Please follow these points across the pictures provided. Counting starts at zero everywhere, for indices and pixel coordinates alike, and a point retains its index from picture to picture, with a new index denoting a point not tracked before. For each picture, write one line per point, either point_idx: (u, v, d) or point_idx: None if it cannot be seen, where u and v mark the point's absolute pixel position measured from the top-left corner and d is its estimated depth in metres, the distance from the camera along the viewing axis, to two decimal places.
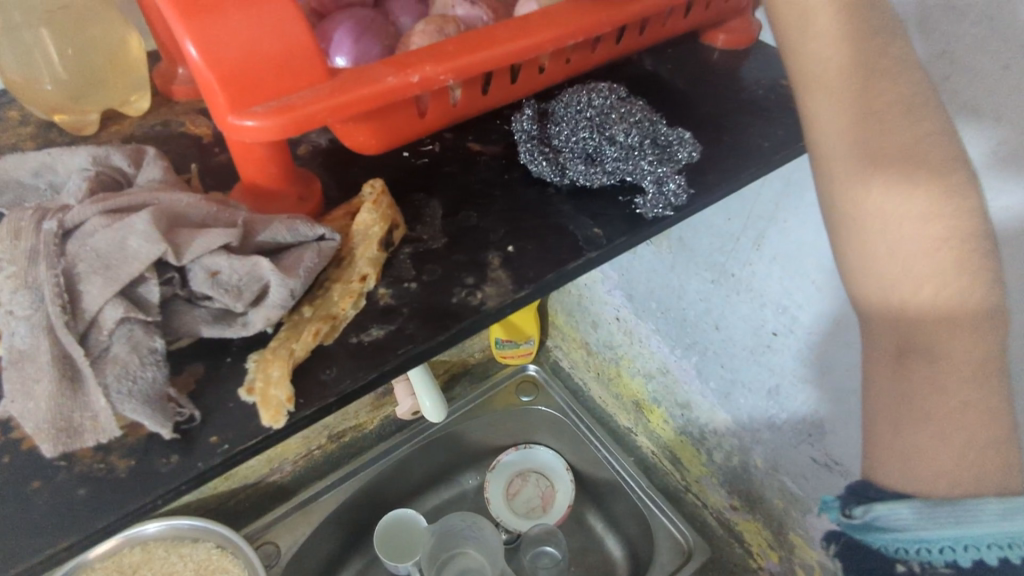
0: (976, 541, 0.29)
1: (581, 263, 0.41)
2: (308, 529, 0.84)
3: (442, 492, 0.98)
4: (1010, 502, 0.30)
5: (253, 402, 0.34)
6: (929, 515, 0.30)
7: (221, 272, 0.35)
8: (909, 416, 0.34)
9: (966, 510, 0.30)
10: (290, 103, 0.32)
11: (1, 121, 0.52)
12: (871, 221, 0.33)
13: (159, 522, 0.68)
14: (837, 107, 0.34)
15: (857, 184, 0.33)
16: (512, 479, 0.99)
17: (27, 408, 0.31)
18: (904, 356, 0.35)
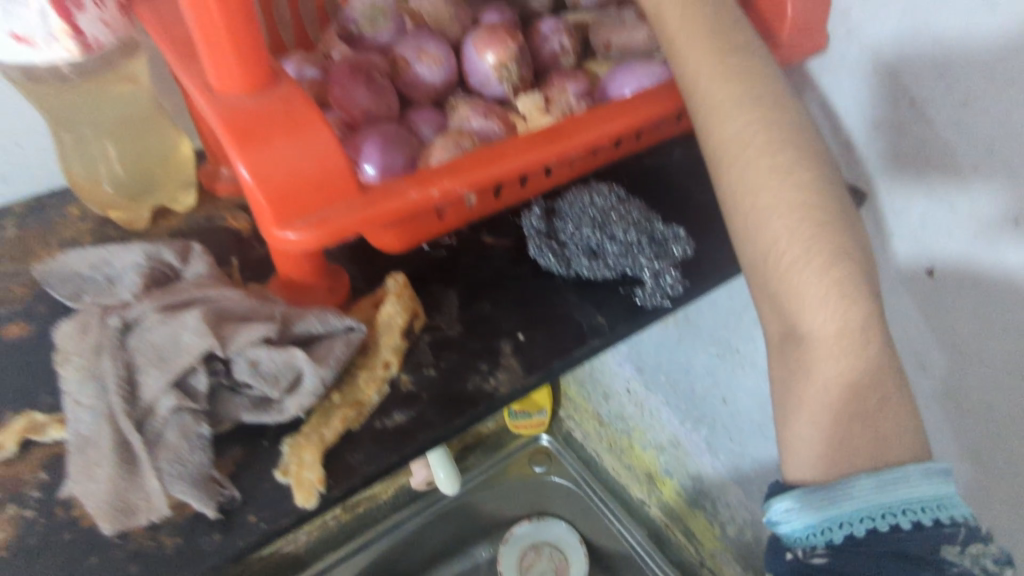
0: (853, 516, 0.36)
1: (585, 350, 0.45)
2: None
3: (455, 565, 0.99)
4: (880, 476, 0.36)
5: (287, 483, 0.37)
6: (810, 504, 0.37)
7: (261, 362, 0.39)
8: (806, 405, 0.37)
9: (843, 490, 0.36)
10: (326, 217, 0.36)
11: (62, 217, 0.56)
12: None
13: None
14: (712, 116, 0.40)
15: None
16: (525, 552, 0.99)
17: (89, 490, 0.34)
18: (785, 342, 0.38)
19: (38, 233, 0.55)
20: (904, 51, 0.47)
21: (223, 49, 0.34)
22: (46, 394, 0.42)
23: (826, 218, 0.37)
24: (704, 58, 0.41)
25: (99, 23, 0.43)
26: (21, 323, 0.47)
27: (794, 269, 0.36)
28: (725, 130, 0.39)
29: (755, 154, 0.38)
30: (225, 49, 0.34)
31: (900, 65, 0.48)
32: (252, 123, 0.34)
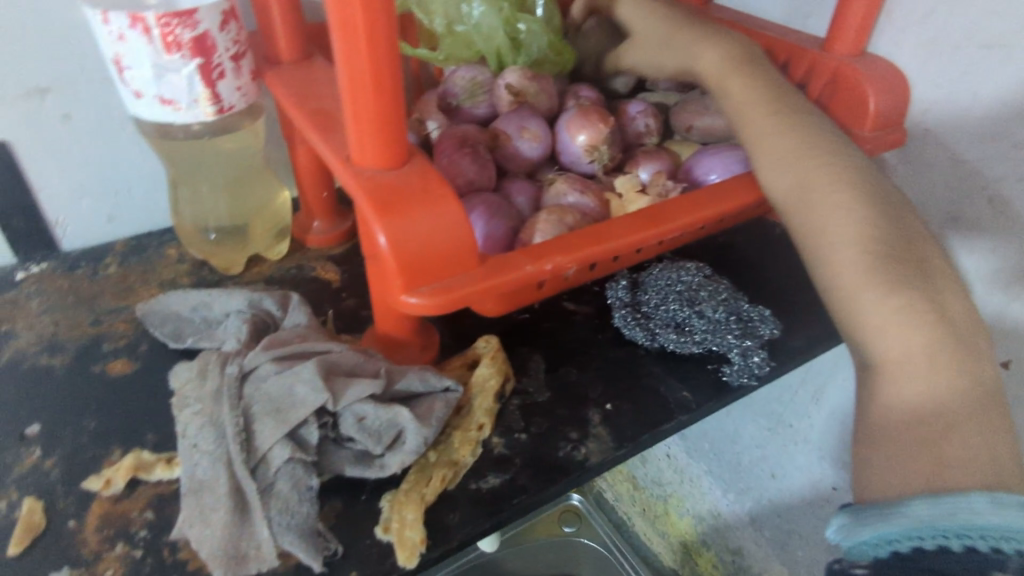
0: (900, 534, 0.31)
1: (673, 425, 0.46)
2: None
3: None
4: (941, 500, 0.32)
5: (388, 540, 0.38)
6: (861, 521, 0.33)
7: (367, 417, 0.40)
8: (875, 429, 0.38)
9: (895, 509, 0.32)
10: (450, 287, 0.38)
11: (162, 258, 0.60)
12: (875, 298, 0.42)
13: None
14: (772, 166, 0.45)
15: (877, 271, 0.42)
16: None
17: (203, 534, 0.35)
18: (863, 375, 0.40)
19: (139, 272, 0.58)
20: (987, 152, 0.49)
21: (371, 129, 0.36)
22: (151, 433, 0.44)
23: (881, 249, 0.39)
24: (763, 116, 0.46)
25: (236, 89, 0.48)
26: (124, 359, 0.50)
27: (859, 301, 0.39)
28: (783, 179, 0.44)
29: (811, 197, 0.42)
30: (373, 129, 0.36)
31: (980, 164, 0.50)
32: (392, 197, 0.37)
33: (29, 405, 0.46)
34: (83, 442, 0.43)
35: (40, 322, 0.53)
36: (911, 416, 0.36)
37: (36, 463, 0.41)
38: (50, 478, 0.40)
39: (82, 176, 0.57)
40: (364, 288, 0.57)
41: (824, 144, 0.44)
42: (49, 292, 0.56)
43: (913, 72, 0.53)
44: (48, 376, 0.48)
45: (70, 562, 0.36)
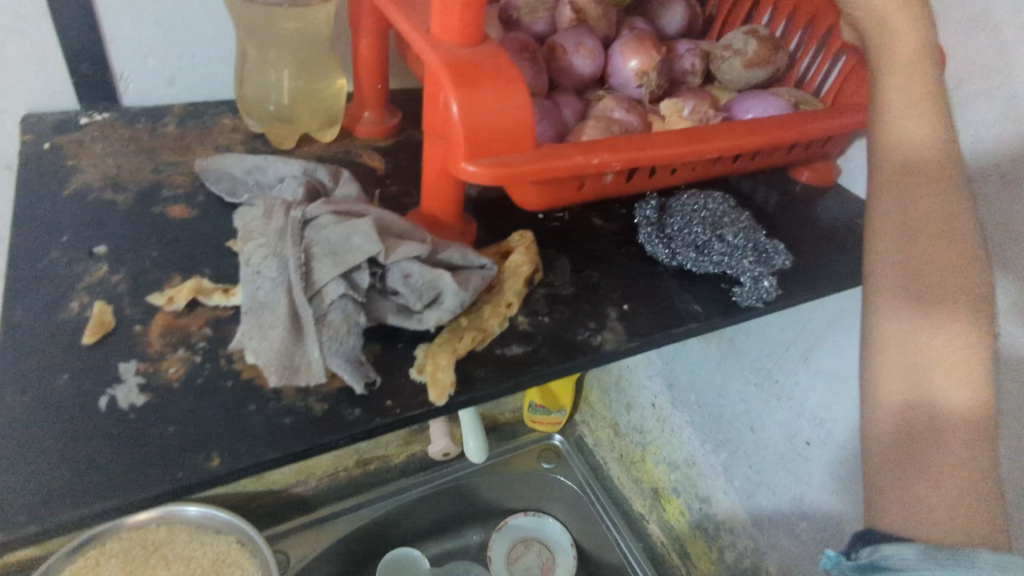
0: None
1: (683, 331, 0.50)
2: (317, 545, 1.07)
3: (444, 543, 1.20)
4: (1005, 554, 0.33)
5: (420, 381, 0.42)
6: (931, 559, 0.34)
7: (412, 275, 0.44)
8: (909, 463, 0.38)
9: (964, 557, 0.33)
10: (508, 162, 0.42)
11: (217, 125, 0.63)
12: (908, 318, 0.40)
13: (199, 510, 0.94)
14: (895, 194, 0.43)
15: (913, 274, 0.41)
16: (514, 544, 1.20)
17: (262, 346, 0.39)
18: (905, 410, 0.39)
19: (196, 133, 0.61)
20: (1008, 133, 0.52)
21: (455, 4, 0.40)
22: (208, 267, 0.47)
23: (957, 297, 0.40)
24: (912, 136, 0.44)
25: None
26: (182, 205, 0.53)
27: (917, 339, 0.40)
28: (906, 214, 0.42)
29: (910, 237, 0.42)
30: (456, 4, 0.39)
31: None
32: (469, 71, 0.40)
33: (94, 228, 0.49)
34: (146, 266, 0.47)
35: (103, 162, 0.56)
36: (953, 452, 0.37)
37: (104, 276, 0.45)
38: (117, 290, 0.44)
39: (153, 34, 0.60)
40: (406, 180, 0.61)
41: (934, 175, 0.43)
42: (112, 139, 0.59)
43: (952, 50, 0.54)
44: (113, 208, 0.51)
45: (138, 357, 0.40)
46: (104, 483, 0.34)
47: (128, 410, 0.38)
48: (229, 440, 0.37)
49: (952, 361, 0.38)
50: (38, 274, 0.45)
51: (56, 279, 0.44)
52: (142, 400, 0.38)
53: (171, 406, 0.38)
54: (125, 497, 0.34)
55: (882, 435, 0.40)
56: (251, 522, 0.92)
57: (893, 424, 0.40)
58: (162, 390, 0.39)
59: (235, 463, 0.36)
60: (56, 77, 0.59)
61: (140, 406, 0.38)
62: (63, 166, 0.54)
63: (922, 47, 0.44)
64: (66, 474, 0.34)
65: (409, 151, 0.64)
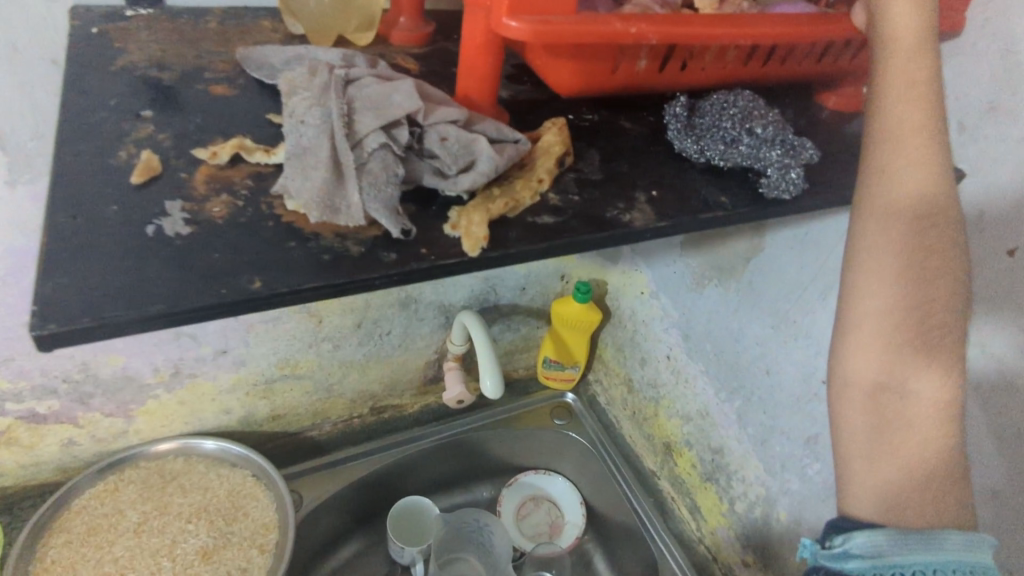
0: (942, 565, 0.36)
1: (710, 217, 0.50)
2: (330, 489, 1.04)
3: (454, 495, 1.19)
4: (967, 535, 0.37)
5: (454, 236, 0.43)
6: (903, 542, 0.37)
7: (448, 139, 0.45)
8: (879, 448, 0.40)
9: (936, 540, 0.36)
10: (549, 20, 0.42)
11: (257, 26, 0.64)
12: (882, 305, 0.40)
13: (216, 443, 0.94)
14: (891, 181, 0.42)
15: (891, 264, 0.40)
16: (525, 501, 1.18)
17: (303, 187, 0.40)
18: (880, 395, 0.40)
19: (237, 31, 0.63)
20: None
21: None
22: (248, 133, 0.49)
23: (937, 288, 0.40)
24: (912, 123, 0.42)
25: None
26: (224, 86, 0.54)
27: (895, 327, 0.40)
28: (899, 200, 0.41)
29: (903, 251, 0.40)
30: None
31: None
32: None
33: (141, 97, 0.50)
34: (189, 130, 0.48)
35: (147, 47, 0.57)
36: (921, 444, 0.39)
37: (150, 134, 0.46)
38: (162, 145, 0.46)
39: None
40: (437, 81, 0.62)
41: (934, 167, 0.41)
42: (155, 29, 0.60)
43: None
44: (157, 83, 0.53)
45: (184, 197, 0.41)
46: (153, 292, 0.35)
47: (174, 237, 0.39)
48: (271, 269, 0.38)
49: (921, 355, 0.39)
50: (88, 129, 0.46)
51: (105, 133, 0.46)
52: (188, 230, 0.39)
53: (215, 237, 0.39)
54: (174, 305, 0.35)
55: (853, 417, 0.41)
56: (263, 457, 0.91)
57: (866, 409, 0.40)
58: (206, 225, 0.40)
59: (277, 287, 0.37)
60: None
61: (185, 235, 0.39)
62: (111, 47, 0.56)
63: (923, 29, 0.43)
64: (117, 284, 0.35)
65: (441, 58, 0.65)
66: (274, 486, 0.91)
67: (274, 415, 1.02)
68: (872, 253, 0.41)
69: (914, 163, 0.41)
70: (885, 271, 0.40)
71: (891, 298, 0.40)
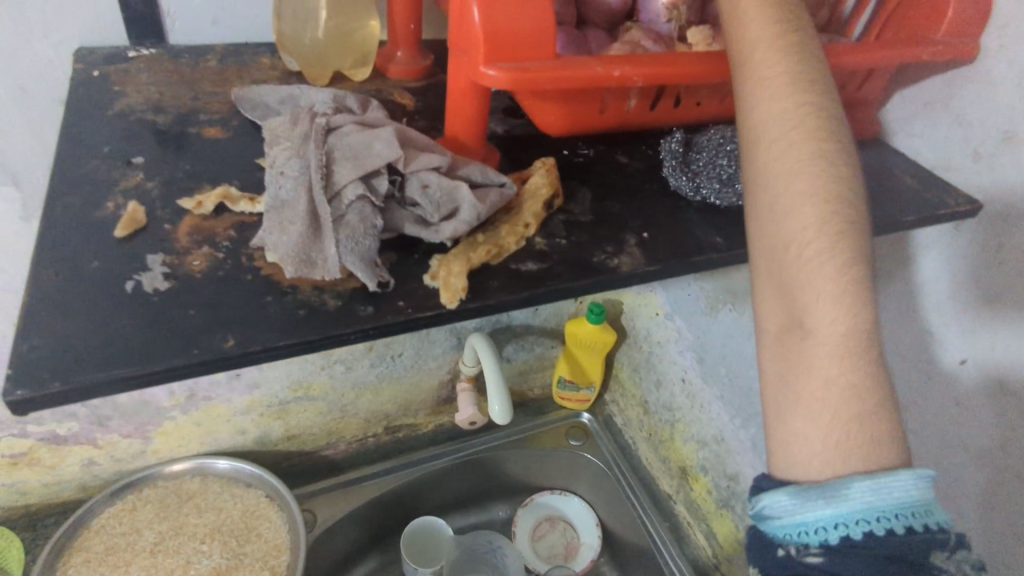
0: (846, 519, 0.31)
1: (704, 259, 0.49)
2: (345, 508, 1.03)
3: (469, 516, 1.17)
4: (878, 477, 0.32)
5: (433, 287, 0.43)
6: (806, 500, 0.32)
7: (430, 186, 0.45)
8: (787, 399, 0.34)
9: (837, 488, 0.32)
10: (529, 68, 0.42)
11: (256, 63, 0.64)
12: (775, 234, 0.35)
13: (226, 463, 0.94)
14: (763, 94, 0.37)
15: (771, 186, 0.36)
16: (541, 521, 1.16)
17: (280, 240, 0.41)
18: (784, 338, 0.35)
19: (235, 69, 0.63)
20: None
21: None
22: (237, 179, 0.49)
23: (829, 201, 0.35)
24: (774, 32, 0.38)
25: None
26: (217, 127, 0.55)
27: (786, 256, 0.35)
28: (774, 113, 0.37)
29: (786, 168, 0.35)
30: None
31: None
32: None
33: (134, 144, 0.51)
34: (178, 176, 0.48)
35: (146, 90, 0.58)
36: (828, 381, 0.33)
37: (140, 182, 0.47)
38: (151, 194, 0.46)
39: None
40: (433, 116, 0.61)
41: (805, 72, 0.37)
42: (156, 70, 0.61)
43: None
44: (151, 128, 0.53)
45: (165, 250, 0.42)
46: (126, 354, 0.35)
47: (152, 293, 0.39)
48: (248, 325, 0.38)
49: (818, 278, 0.34)
50: (81, 179, 0.47)
51: (96, 183, 0.47)
52: (166, 286, 0.40)
53: (193, 293, 0.39)
54: (143, 366, 0.35)
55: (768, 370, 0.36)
56: (275, 476, 0.90)
57: (775, 354, 0.35)
58: (184, 279, 0.40)
59: (251, 346, 0.37)
60: (108, 14, 0.62)
61: (163, 291, 0.39)
62: (110, 91, 0.57)
63: None
64: (89, 344, 0.36)
65: (436, 91, 0.65)
66: (286, 508, 0.90)
67: (289, 434, 1.02)
68: (753, 185, 0.37)
69: (778, 84, 0.37)
70: (770, 195, 0.36)
71: (783, 225, 0.35)
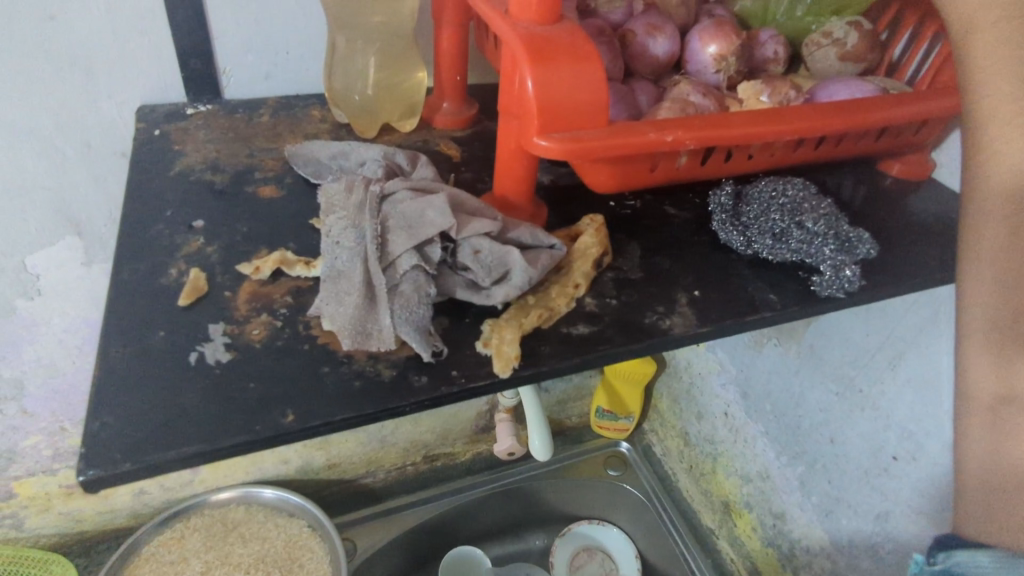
0: None
1: (757, 319, 0.48)
2: (385, 537, 1.03)
3: (506, 545, 1.13)
4: None
5: (486, 353, 0.43)
6: (1009, 566, 0.36)
7: (482, 251, 0.45)
8: (998, 472, 0.38)
9: None
10: (580, 138, 0.42)
11: (306, 116, 0.66)
12: (996, 306, 0.38)
13: (274, 492, 0.95)
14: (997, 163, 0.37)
15: (1001, 258, 0.37)
16: (578, 552, 1.11)
17: (337, 311, 0.41)
18: (999, 407, 0.38)
19: (287, 123, 0.65)
20: None
21: None
22: (292, 242, 0.50)
23: None
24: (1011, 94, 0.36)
25: None
26: (272, 186, 0.56)
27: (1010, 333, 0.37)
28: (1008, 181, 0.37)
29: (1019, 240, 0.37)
30: None
31: None
32: (545, 47, 0.41)
33: (194, 205, 0.53)
34: (237, 239, 0.50)
35: (204, 148, 0.60)
36: None
37: (200, 247, 0.49)
38: (211, 259, 0.48)
39: (253, 31, 0.64)
40: (480, 166, 0.61)
41: None
42: (213, 127, 0.63)
43: None
44: (210, 188, 0.55)
45: (226, 319, 0.43)
46: (190, 429, 0.36)
47: (214, 364, 0.40)
48: (306, 397, 0.39)
49: None
50: (145, 245, 0.49)
51: (160, 248, 0.48)
52: (227, 357, 0.41)
53: (253, 364, 0.40)
54: (207, 444, 0.36)
55: (969, 434, 0.40)
56: (320, 507, 0.90)
57: (985, 423, 0.39)
58: (245, 349, 0.41)
59: (310, 421, 0.37)
60: (169, 72, 0.64)
61: (225, 362, 0.40)
62: (171, 151, 0.59)
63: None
64: (156, 421, 0.37)
65: (482, 141, 0.65)
66: (330, 538, 0.90)
67: (330, 463, 1.03)
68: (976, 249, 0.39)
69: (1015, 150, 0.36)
70: (996, 265, 0.38)
71: (1004, 298, 0.38)
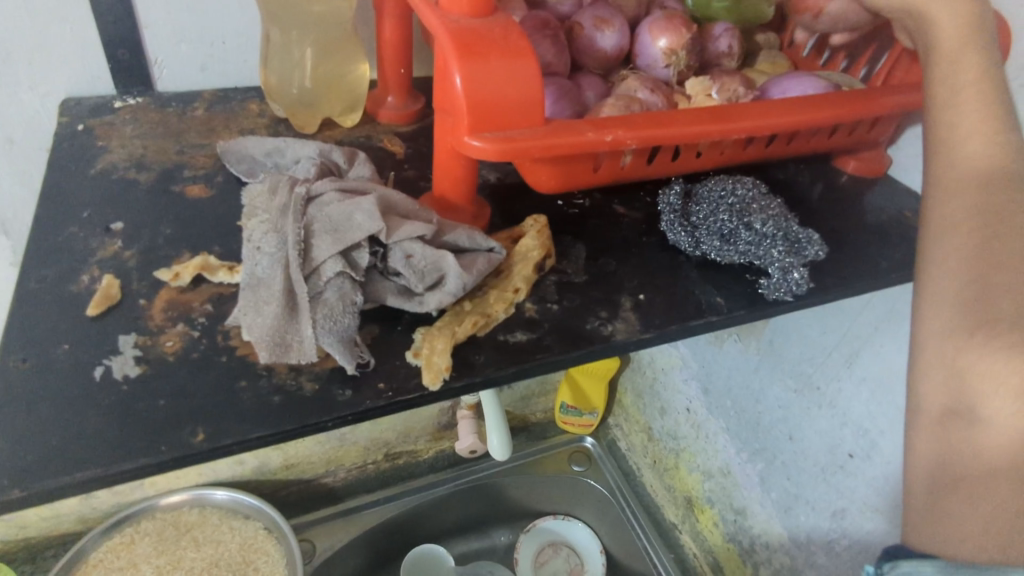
0: None
1: (703, 323, 0.47)
2: (346, 537, 1.00)
3: (470, 541, 1.12)
4: None
5: (416, 364, 0.41)
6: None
7: (414, 256, 0.43)
8: (951, 481, 0.33)
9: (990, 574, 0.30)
10: (512, 137, 0.40)
11: (243, 110, 0.63)
12: (939, 308, 0.37)
13: (226, 494, 0.91)
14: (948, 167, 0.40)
15: (943, 254, 0.37)
16: (543, 548, 1.11)
17: (255, 321, 0.39)
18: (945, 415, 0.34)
19: (222, 117, 0.61)
20: None
21: None
22: (218, 246, 0.47)
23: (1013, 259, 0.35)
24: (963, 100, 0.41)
25: None
26: (201, 185, 0.53)
27: (959, 341, 0.34)
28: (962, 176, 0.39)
29: (966, 230, 0.37)
30: None
31: None
32: (474, 42, 0.39)
33: (115, 206, 0.50)
34: (158, 243, 0.47)
35: (131, 144, 0.57)
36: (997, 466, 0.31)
37: (117, 251, 0.46)
38: (127, 265, 0.45)
39: (184, 19, 0.61)
40: (424, 163, 0.59)
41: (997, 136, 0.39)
42: (142, 122, 0.59)
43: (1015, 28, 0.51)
44: (133, 188, 0.52)
45: (138, 330, 0.40)
46: (90, 451, 0.34)
47: (121, 380, 0.37)
48: (218, 414, 0.37)
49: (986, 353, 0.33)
50: (57, 250, 0.45)
51: (73, 253, 0.45)
52: (137, 372, 0.38)
53: (164, 379, 0.38)
54: (108, 467, 0.33)
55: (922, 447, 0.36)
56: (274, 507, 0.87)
57: (933, 434, 0.35)
58: (156, 362, 0.39)
59: (222, 441, 0.35)
60: (95, 62, 0.60)
61: (134, 377, 0.38)
62: (94, 147, 0.56)
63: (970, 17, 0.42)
64: (52, 443, 0.34)
65: (428, 137, 0.63)
66: (286, 539, 0.86)
67: (287, 464, 1.00)
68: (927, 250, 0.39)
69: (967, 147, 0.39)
70: (940, 262, 0.37)
71: (948, 291, 0.36)
